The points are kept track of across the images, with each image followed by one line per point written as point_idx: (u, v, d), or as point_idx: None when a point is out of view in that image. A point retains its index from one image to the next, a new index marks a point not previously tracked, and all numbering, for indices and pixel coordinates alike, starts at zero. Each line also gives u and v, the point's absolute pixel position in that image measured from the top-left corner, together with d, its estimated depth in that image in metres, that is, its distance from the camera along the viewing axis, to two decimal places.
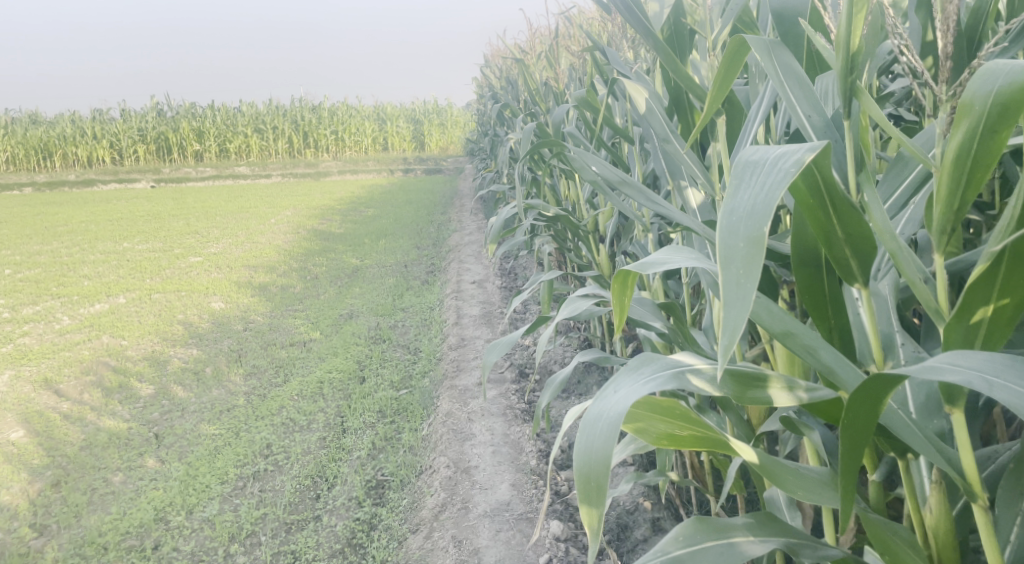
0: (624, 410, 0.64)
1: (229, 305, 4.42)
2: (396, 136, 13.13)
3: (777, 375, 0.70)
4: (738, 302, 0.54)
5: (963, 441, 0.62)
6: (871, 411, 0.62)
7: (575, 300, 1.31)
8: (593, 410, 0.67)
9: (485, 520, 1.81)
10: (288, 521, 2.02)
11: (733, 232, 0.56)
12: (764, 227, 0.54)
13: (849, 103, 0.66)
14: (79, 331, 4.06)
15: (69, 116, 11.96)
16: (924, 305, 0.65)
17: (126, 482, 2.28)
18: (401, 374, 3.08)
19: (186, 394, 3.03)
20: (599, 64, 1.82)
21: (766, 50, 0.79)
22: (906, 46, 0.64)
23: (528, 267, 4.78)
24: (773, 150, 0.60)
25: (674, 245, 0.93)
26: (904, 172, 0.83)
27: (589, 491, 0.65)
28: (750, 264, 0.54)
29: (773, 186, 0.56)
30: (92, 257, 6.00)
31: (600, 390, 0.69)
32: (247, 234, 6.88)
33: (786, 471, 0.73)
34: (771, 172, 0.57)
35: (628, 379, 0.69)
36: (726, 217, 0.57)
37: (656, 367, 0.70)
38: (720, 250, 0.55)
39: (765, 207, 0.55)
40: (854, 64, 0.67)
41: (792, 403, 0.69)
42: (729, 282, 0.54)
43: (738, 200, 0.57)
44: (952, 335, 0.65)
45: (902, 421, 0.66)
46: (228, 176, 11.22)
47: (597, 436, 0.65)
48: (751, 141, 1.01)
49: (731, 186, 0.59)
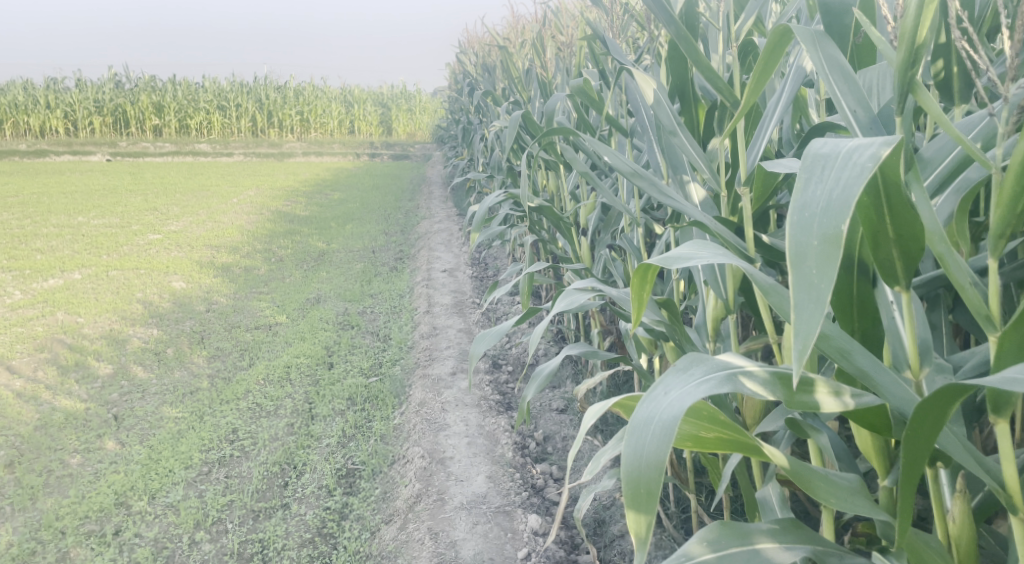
0: (678, 415, 0.62)
1: (190, 285, 4.29)
2: (363, 119, 12.92)
3: (822, 380, 0.68)
4: (811, 302, 0.52)
5: (1007, 452, 0.61)
6: (931, 424, 0.61)
7: (573, 293, 1.29)
8: (642, 412, 0.65)
9: (462, 513, 1.79)
10: (256, 509, 1.96)
11: (806, 229, 0.54)
12: (841, 225, 0.53)
13: (904, 98, 0.66)
14: (32, 306, 3.91)
15: (21, 82, 11.49)
16: (975, 312, 0.64)
17: (84, 465, 2.20)
18: (371, 361, 3.03)
19: (147, 375, 2.94)
20: (595, 53, 1.78)
21: (811, 40, 0.77)
22: (973, 41, 0.64)
23: (499, 258, 4.75)
24: (846, 143, 0.58)
25: (696, 239, 0.90)
26: (926, 175, 0.81)
27: (637, 499, 0.63)
28: (825, 263, 0.52)
29: (849, 182, 0.55)
30: (44, 231, 5.78)
31: (649, 390, 0.67)
32: (208, 213, 6.70)
33: (816, 477, 0.72)
34: (845, 167, 0.56)
35: (679, 382, 0.67)
36: (797, 212, 0.55)
37: (706, 368, 0.68)
38: (791, 247, 0.54)
39: (843, 204, 0.54)
40: (915, 59, 0.67)
41: (838, 409, 0.67)
42: (802, 282, 0.52)
43: (810, 195, 0.56)
44: (1007, 343, 0.63)
45: (943, 430, 0.65)
46: (189, 152, 10.92)
47: (648, 440, 0.63)
48: (768, 139, 1.02)
49: (799, 181, 0.58)
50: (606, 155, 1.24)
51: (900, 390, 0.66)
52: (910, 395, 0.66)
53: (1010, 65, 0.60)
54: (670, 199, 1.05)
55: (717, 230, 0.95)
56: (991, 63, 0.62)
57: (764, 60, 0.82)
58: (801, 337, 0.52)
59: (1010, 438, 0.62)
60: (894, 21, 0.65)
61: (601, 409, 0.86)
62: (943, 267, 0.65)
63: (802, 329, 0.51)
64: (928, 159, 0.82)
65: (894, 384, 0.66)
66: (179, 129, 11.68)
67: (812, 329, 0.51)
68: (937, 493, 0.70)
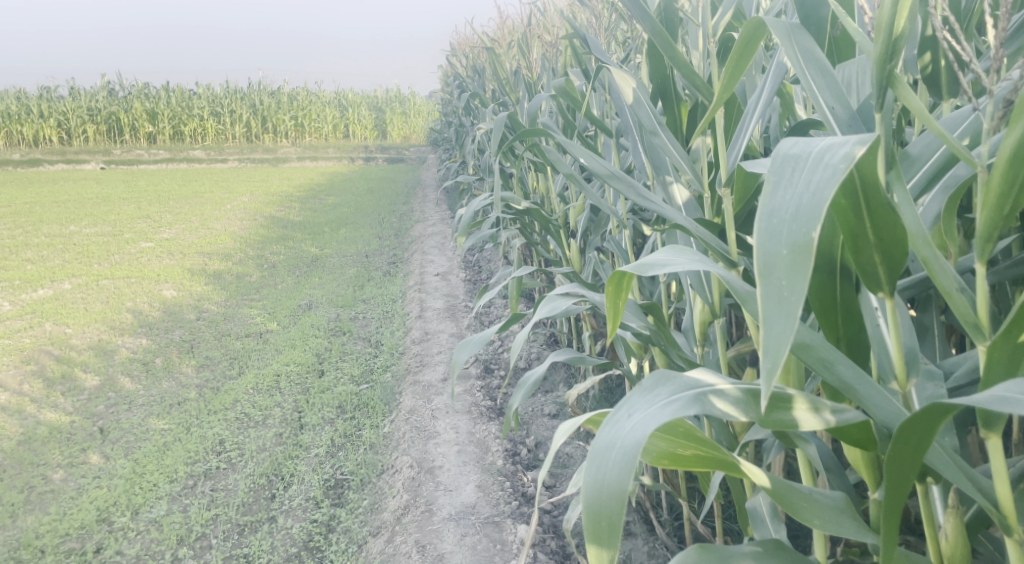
0: (641, 440, 0.59)
1: (181, 294, 4.25)
2: (358, 124, 12.89)
3: (801, 395, 0.65)
4: (780, 318, 0.48)
5: (999, 469, 0.58)
6: (918, 441, 0.58)
7: (553, 299, 1.26)
8: (604, 438, 0.62)
9: (450, 524, 1.74)
10: (241, 523, 1.92)
11: (775, 236, 0.50)
12: (812, 231, 0.49)
13: (883, 93, 0.63)
14: (20, 318, 3.86)
15: (14, 91, 11.43)
16: (962, 319, 0.60)
17: (67, 480, 2.16)
18: (362, 368, 2.99)
19: (134, 386, 2.89)
20: (578, 53, 1.74)
21: (786, 33, 0.74)
22: (954, 32, 0.60)
23: (493, 260, 4.71)
24: (817, 143, 0.54)
25: (672, 245, 0.87)
26: (911, 174, 0.78)
27: (599, 532, 0.59)
28: (795, 273, 0.48)
29: (820, 184, 0.51)
30: (36, 241, 5.73)
31: (612, 412, 0.64)
32: (201, 220, 6.66)
33: (799, 497, 0.68)
34: (816, 168, 0.52)
35: (643, 404, 0.64)
36: (765, 218, 0.52)
37: (674, 389, 0.65)
38: (760, 257, 0.50)
39: (814, 208, 0.50)
40: (892, 51, 0.63)
41: (818, 427, 0.63)
42: (771, 295, 0.49)
43: (779, 200, 0.52)
44: (996, 353, 0.60)
45: (932, 448, 0.62)
46: (183, 159, 10.88)
47: (609, 468, 0.60)
48: (749, 137, 0.97)
49: (768, 184, 0.54)
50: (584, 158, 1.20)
51: (885, 403, 0.62)
52: (895, 408, 0.62)
53: (994, 55, 0.56)
54: (648, 201, 1.00)
55: (697, 233, 0.91)
56: (974, 55, 0.59)
57: (736, 58, 0.78)
58: (771, 356, 0.48)
59: (1002, 454, 0.58)
60: (870, 12, 0.62)
61: (572, 427, 0.83)
62: (929, 272, 0.61)
63: (772, 347, 0.48)
64: (914, 156, 0.79)
65: (879, 397, 0.62)
66: (173, 136, 11.64)
67: (782, 347, 0.47)
68: (930, 512, 0.66)
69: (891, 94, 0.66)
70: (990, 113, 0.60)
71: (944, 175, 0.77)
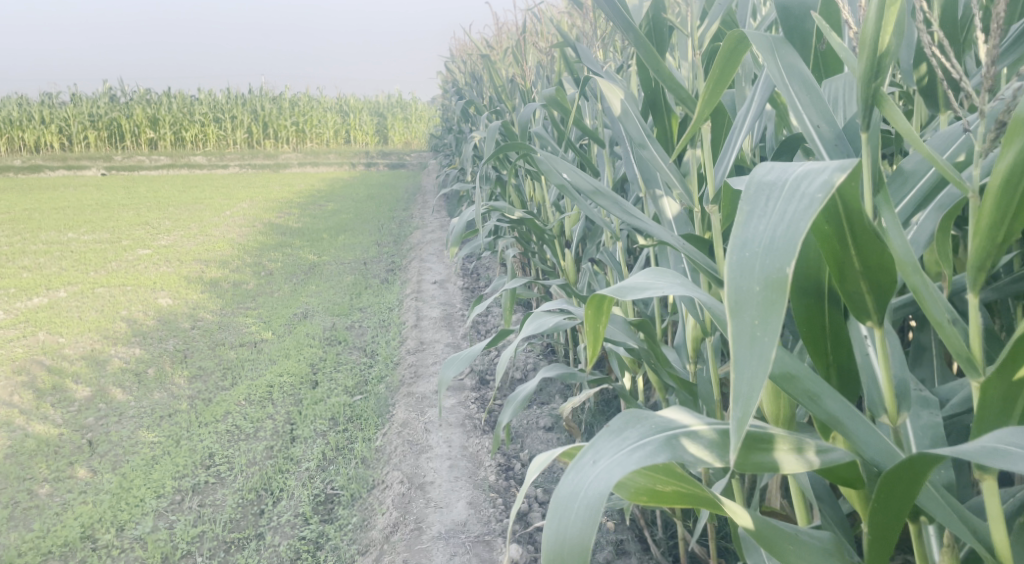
0: (604, 492, 0.57)
1: (176, 302, 4.22)
2: (359, 129, 12.88)
3: (783, 434, 0.62)
4: (753, 361, 0.46)
5: (995, 513, 0.55)
6: (912, 478, 0.56)
7: (540, 317, 1.23)
8: (567, 485, 0.60)
9: (440, 543, 1.71)
10: (228, 540, 1.89)
11: (747, 272, 0.48)
12: (786, 267, 0.46)
13: (870, 111, 0.60)
14: (13, 327, 3.83)
15: (15, 97, 11.44)
16: (955, 353, 0.57)
17: (53, 495, 2.12)
18: (356, 379, 2.95)
19: (125, 397, 2.86)
20: (570, 62, 1.71)
21: (769, 47, 0.72)
22: (941, 47, 0.57)
23: (491, 268, 4.67)
24: (794, 168, 0.52)
25: (655, 267, 0.85)
26: (905, 190, 0.75)
27: None
28: (767, 313, 0.46)
29: (795, 216, 0.48)
30: (33, 248, 5.71)
31: (577, 457, 0.62)
32: (200, 226, 6.63)
33: (786, 540, 0.65)
34: (792, 198, 0.49)
35: (609, 448, 0.63)
36: (737, 251, 0.49)
37: (642, 432, 0.63)
38: (731, 294, 0.48)
39: (787, 242, 0.47)
40: (879, 67, 0.60)
41: (802, 468, 0.60)
42: (742, 337, 0.46)
43: (752, 231, 0.49)
44: (988, 389, 0.57)
45: (925, 489, 0.60)
46: (183, 165, 10.86)
47: (571, 519, 0.58)
48: (738, 150, 0.94)
49: (742, 211, 0.51)
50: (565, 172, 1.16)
51: (872, 439, 0.60)
52: (884, 445, 0.60)
53: (985, 73, 0.53)
54: (635, 218, 0.96)
55: (685, 249, 0.86)
56: (963, 72, 0.56)
57: (719, 69, 0.76)
58: (742, 402, 0.46)
59: (997, 496, 0.55)
60: (854, 26, 0.59)
61: (546, 459, 0.80)
62: (920, 302, 0.58)
63: (744, 394, 0.46)
64: (908, 172, 0.76)
65: (867, 432, 0.61)
66: (174, 142, 11.63)
67: (753, 395, 0.45)
68: (923, 552, 0.63)
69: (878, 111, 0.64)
70: (982, 134, 0.56)
71: (939, 194, 0.74)
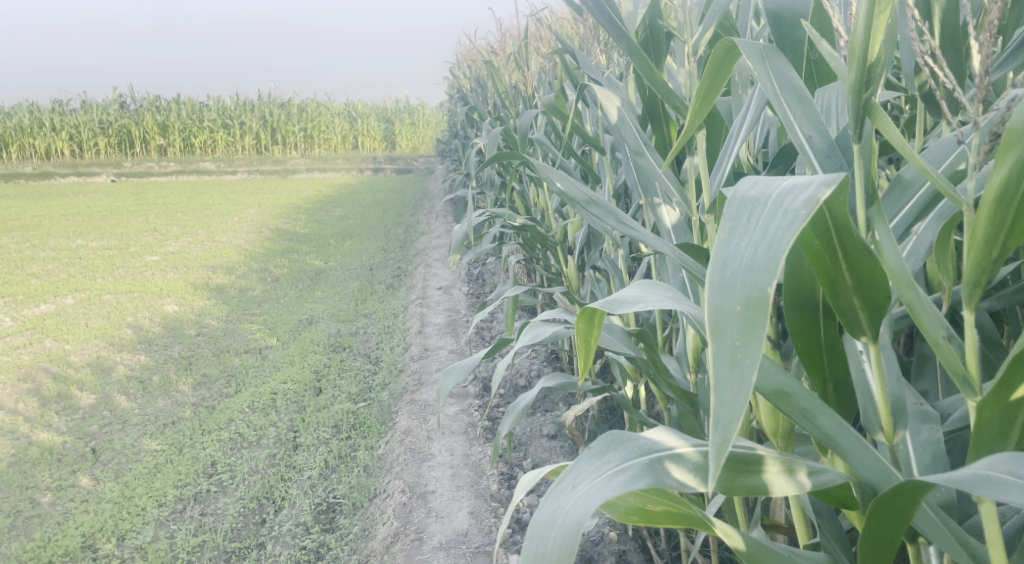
0: (581, 519, 0.56)
1: (183, 308, 4.23)
2: (366, 135, 12.91)
3: (773, 456, 0.62)
4: (733, 384, 0.45)
5: (993, 538, 0.54)
6: (906, 498, 0.56)
7: (537, 326, 1.21)
8: (545, 512, 0.59)
9: (440, 554, 1.69)
10: (228, 550, 1.88)
11: (728, 290, 0.47)
12: (767, 286, 0.45)
13: (862, 122, 0.59)
14: (20, 334, 3.85)
15: (27, 104, 11.52)
16: (950, 371, 0.57)
17: (55, 504, 2.13)
18: (360, 386, 2.94)
19: (130, 405, 2.86)
20: (569, 68, 1.70)
21: (759, 55, 0.71)
22: (933, 57, 0.56)
23: (497, 273, 4.66)
24: (778, 184, 0.51)
25: (647, 280, 0.86)
26: (904, 199, 0.73)
27: None
28: (748, 333, 0.45)
29: (777, 234, 0.47)
30: (42, 254, 5.74)
31: (556, 481, 0.61)
32: (208, 232, 6.66)
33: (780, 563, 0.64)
34: (774, 214, 0.48)
35: (589, 472, 0.62)
36: (718, 269, 0.48)
37: (625, 455, 0.63)
38: (711, 314, 0.47)
39: (769, 260, 0.46)
40: (870, 78, 0.60)
41: (793, 490, 0.61)
42: (723, 359, 0.45)
43: (734, 248, 0.48)
44: (985, 409, 0.56)
45: (920, 511, 0.59)
46: (192, 171, 10.91)
47: (547, 546, 0.57)
48: (734, 158, 0.93)
49: (724, 228, 0.50)
50: (558, 181, 1.14)
51: (866, 458, 0.60)
52: (877, 463, 0.60)
53: (977, 84, 0.52)
54: (629, 227, 0.95)
55: (678, 259, 0.83)
56: (956, 82, 0.54)
57: (709, 79, 0.75)
58: (723, 426, 0.45)
59: (995, 519, 0.54)
60: (844, 36, 0.58)
61: (534, 478, 0.79)
62: (915, 319, 0.58)
63: (724, 418, 0.45)
64: (908, 180, 0.74)
65: (861, 451, 0.60)
66: (183, 149, 11.68)
67: (734, 419, 0.44)
68: None
69: (870, 122, 0.63)
70: (976, 147, 0.55)
71: (938, 205, 0.73)
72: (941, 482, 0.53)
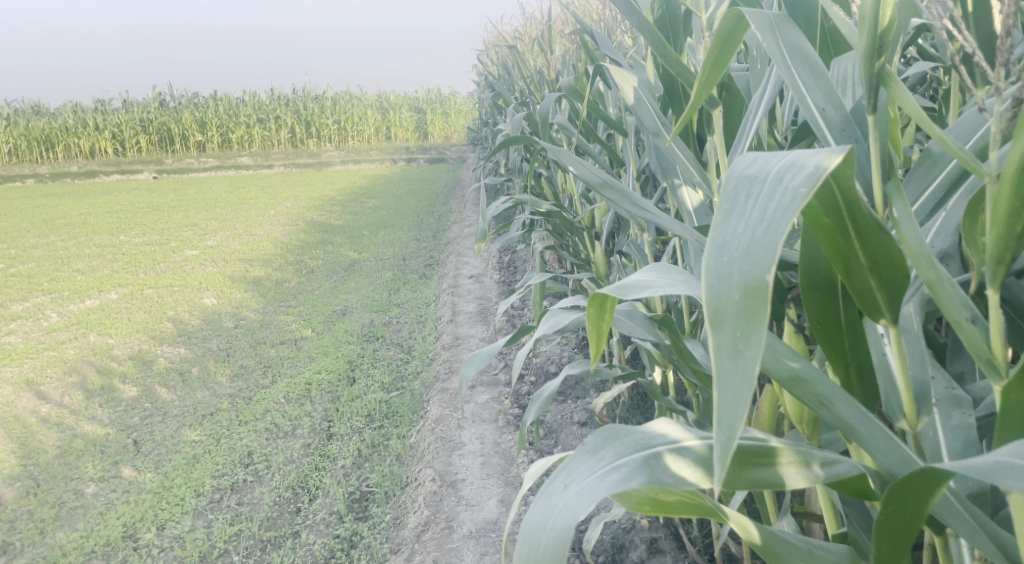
0: (573, 522, 0.55)
1: (221, 301, 4.30)
2: (399, 125, 12.96)
3: (787, 448, 0.60)
4: (736, 377, 0.44)
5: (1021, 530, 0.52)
6: (926, 487, 0.54)
7: (557, 313, 1.19)
8: (536, 514, 0.58)
9: (470, 542, 1.69)
10: (264, 539, 1.91)
11: (725, 277, 0.45)
12: (766, 274, 0.44)
13: (876, 93, 0.56)
14: (67, 329, 3.95)
15: (71, 105, 11.80)
16: (974, 354, 0.54)
17: (98, 495, 2.18)
18: (392, 375, 2.95)
19: (170, 397, 2.92)
20: (591, 49, 1.67)
21: (770, 25, 0.69)
22: (950, 21, 0.53)
23: (529, 260, 4.64)
24: (777, 160, 0.48)
25: (659, 264, 0.84)
26: (932, 173, 0.70)
27: None
28: (748, 324, 0.44)
29: (776, 215, 0.45)
30: (87, 251, 5.89)
31: (550, 480, 0.60)
32: (245, 226, 6.75)
33: (797, 555, 0.62)
34: (773, 194, 0.46)
35: (583, 471, 0.61)
36: (716, 254, 0.46)
37: (621, 450, 0.61)
38: (709, 302, 0.45)
39: (767, 244, 0.44)
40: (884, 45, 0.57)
41: (807, 483, 0.59)
42: (723, 351, 0.44)
43: (730, 231, 0.46)
44: (1011, 395, 0.54)
45: (943, 500, 0.57)
46: (230, 166, 11.08)
47: (539, 550, 0.56)
48: (753, 136, 0.89)
49: (721, 210, 0.48)
50: (571, 165, 1.14)
51: (887, 447, 0.58)
52: (899, 451, 0.57)
53: (999, 46, 0.49)
54: (644, 210, 0.94)
55: (695, 241, 0.80)
56: (976, 46, 0.51)
57: (715, 55, 0.70)
58: (726, 422, 0.44)
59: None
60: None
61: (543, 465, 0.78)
62: (936, 299, 0.55)
63: (727, 414, 0.43)
64: (935, 155, 0.70)
65: (882, 441, 0.58)
66: (221, 144, 11.87)
67: (737, 415, 0.43)
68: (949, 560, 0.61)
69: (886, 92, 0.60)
70: (997, 116, 0.52)
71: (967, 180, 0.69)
72: (961, 471, 0.51)
